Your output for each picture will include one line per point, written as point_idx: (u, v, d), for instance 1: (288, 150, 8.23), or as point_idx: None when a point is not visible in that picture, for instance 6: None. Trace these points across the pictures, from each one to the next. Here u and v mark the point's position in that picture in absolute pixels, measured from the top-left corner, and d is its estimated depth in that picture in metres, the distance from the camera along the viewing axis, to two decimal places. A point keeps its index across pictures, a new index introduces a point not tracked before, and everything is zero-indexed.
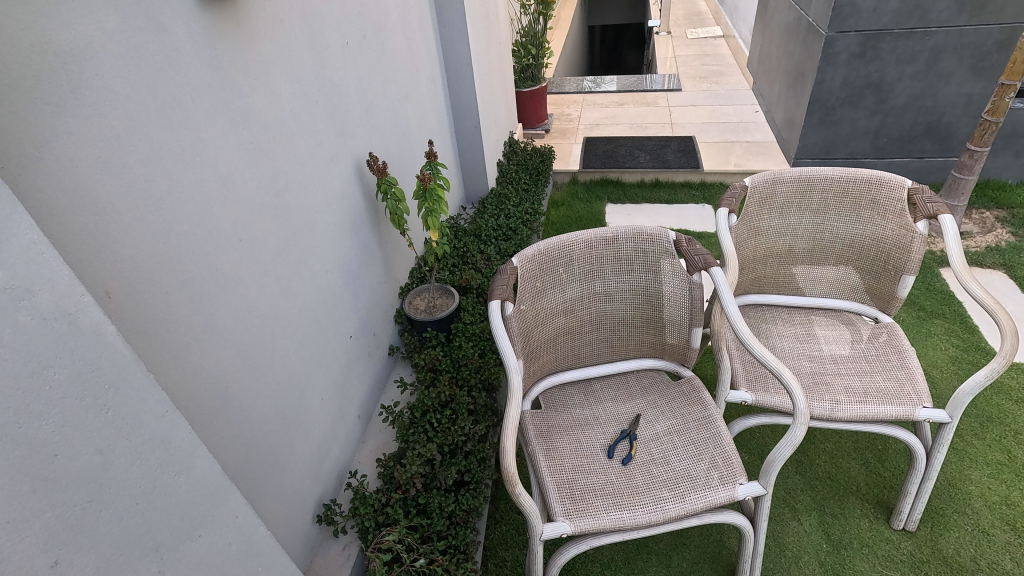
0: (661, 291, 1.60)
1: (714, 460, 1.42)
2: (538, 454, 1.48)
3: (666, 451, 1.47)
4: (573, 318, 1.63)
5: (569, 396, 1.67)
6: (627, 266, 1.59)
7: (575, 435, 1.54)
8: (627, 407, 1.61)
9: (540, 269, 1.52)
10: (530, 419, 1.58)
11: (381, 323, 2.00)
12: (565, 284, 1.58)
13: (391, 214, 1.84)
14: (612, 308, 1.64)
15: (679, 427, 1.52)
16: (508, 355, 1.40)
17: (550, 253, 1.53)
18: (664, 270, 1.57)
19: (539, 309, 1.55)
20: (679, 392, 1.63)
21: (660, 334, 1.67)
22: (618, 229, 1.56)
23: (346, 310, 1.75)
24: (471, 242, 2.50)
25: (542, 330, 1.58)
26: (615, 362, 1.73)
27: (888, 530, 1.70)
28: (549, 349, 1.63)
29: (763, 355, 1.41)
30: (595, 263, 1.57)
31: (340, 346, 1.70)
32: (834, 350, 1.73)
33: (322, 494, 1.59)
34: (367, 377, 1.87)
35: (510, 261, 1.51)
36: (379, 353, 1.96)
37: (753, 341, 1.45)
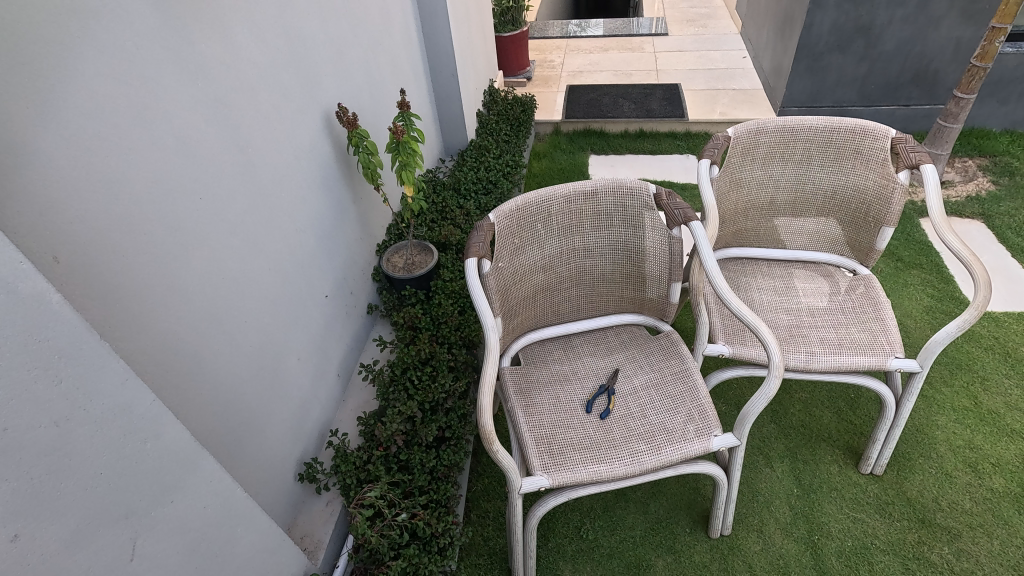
0: (641, 245, 1.58)
1: (690, 413, 1.44)
2: (517, 410, 1.49)
3: (643, 405, 1.48)
4: (553, 274, 1.61)
5: (549, 352, 1.67)
6: (607, 221, 1.56)
7: (553, 390, 1.55)
8: (606, 362, 1.62)
9: (518, 225, 1.50)
10: (509, 376, 1.58)
11: (359, 281, 1.95)
12: (544, 240, 1.55)
13: (363, 169, 1.76)
14: (591, 264, 1.62)
15: (657, 381, 1.53)
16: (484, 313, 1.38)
17: (527, 208, 1.50)
18: (644, 224, 1.55)
19: (517, 266, 1.53)
20: (657, 345, 1.63)
21: (640, 288, 1.65)
22: (597, 182, 1.53)
23: (321, 269, 1.70)
24: (450, 196, 2.43)
25: (521, 287, 1.56)
26: (595, 318, 1.72)
27: (856, 474, 1.77)
28: (529, 306, 1.62)
29: (740, 309, 1.41)
30: (575, 218, 1.55)
31: (316, 307, 1.66)
32: (810, 303, 1.74)
33: (304, 453, 1.59)
34: (346, 338, 1.84)
35: (487, 216, 1.48)
36: (358, 312, 1.93)
37: (731, 296, 1.44)
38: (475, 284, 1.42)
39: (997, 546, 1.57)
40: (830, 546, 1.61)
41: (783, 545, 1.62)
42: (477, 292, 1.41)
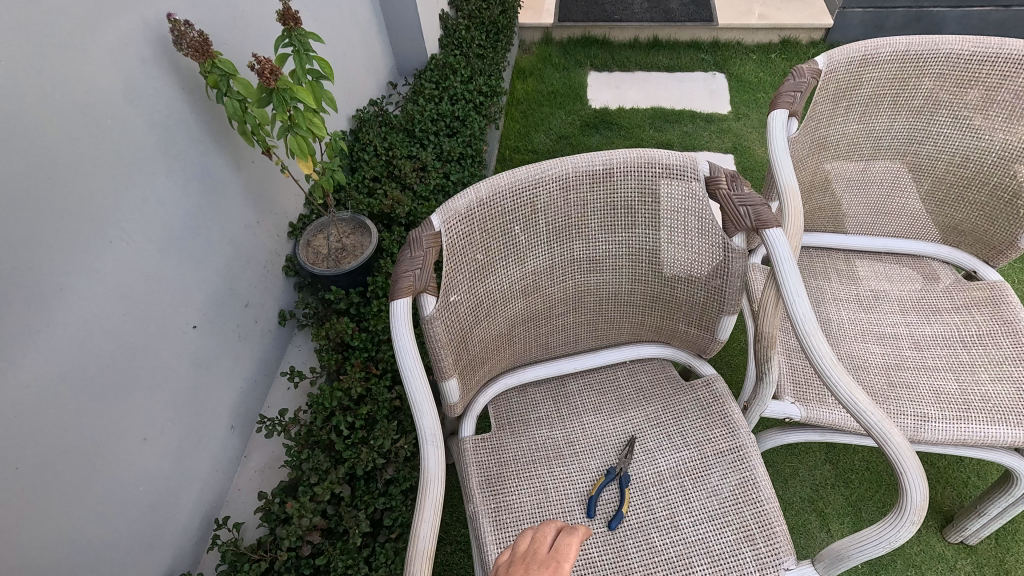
0: (677, 256, 1.01)
1: (746, 527, 0.94)
2: (483, 516, 0.99)
3: (673, 507, 0.98)
4: (540, 300, 1.04)
5: (533, 405, 1.14)
6: (625, 219, 0.98)
7: (539, 476, 1.04)
8: (617, 425, 1.10)
9: (479, 234, 0.93)
10: (472, 452, 1.06)
11: (263, 284, 1.35)
12: (524, 251, 0.97)
13: (241, 127, 1.07)
14: (598, 282, 1.05)
15: (693, 464, 1.02)
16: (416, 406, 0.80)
17: (494, 205, 0.92)
18: (684, 225, 0.98)
19: (481, 295, 0.97)
20: (692, 399, 1.10)
21: (672, 315, 1.09)
22: (612, 158, 0.93)
23: (185, 287, 1.09)
24: (400, 140, 1.77)
25: (487, 325, 1.01)
26: (602, 352, 1.17)
27: (940, 543, 1.33)
28: (502, 346, 1.07)
29: (852, 399, 0.81)
30: (574, 216, 0.96)
31: (177, 348, 1.08)
32: (911, 326, 1.20)
33: (178, 561, 1.09)
34: (244, 372, 1.27)
35: (428, 220, 0.89)
36: (264, 328, 1.35)
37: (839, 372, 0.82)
38: (409, 352, 0.82)
39: None
40: None
41: None
42: (409, 366, 0.81)
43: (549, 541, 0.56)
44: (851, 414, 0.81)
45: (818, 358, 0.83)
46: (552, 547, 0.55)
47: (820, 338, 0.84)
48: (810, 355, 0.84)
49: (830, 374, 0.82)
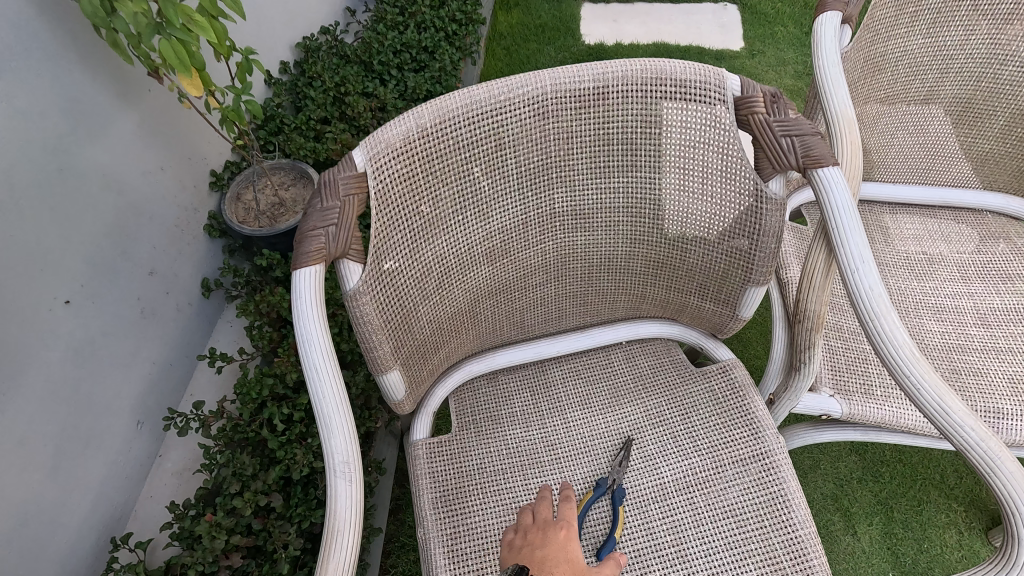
0: (691, 206, 0.77)
1: (774, 559, 0.74)
2: (437, 546, 0.77)
3: (681, 531, 0.77)
4: (511, 266, 0.80)
5: (505, 397, 0.91)
6: (623, 156, 0.74)
7: (510, 491, 0.82)
8: (610, 423, 0.87)
9: (424, 176, 0.67)
10: (426, 459, 0.84)
11: (177, 247, 1.10)
12: (489, 200, 0.73)
13: (120, 51, 0.81)
14: (587, 243, 0.81)
15: (705, 476, 0.81)
16: (322, 419, 0.56)
17: (444, 135, 0.67)
18: (702, 164, 0.73)
19: (429, 261, 0.73)
20: (704, 390, 0.88)
21: (681, 285, 0.85)
22: (606, 71, 0.68)
23: (47, 250, 0.84)
24: (356, 74, 1.48)
25: (441, 300, 0.77)
26: (593, 331, 0.93)
27: (985, 547, 1.14)
28: (465, 327, 0.83)
29: (946, 405, 0.56)
30: (555, 152, 0.72)
31: (42, 330, 0.83)
32: (975, 298, 0.97)
33: None
34: (154, 355, 1.04)
35: (350, 155, 0.64)
36: (181, 301, 1.10)
37: (927, 371, 0.57)
38: (317, 343, 0.58)
39: None
40: None
41: None
42: (315, 364, 0.57)
43: (553, 507, 0.68)
44: (943, 435, 0.57)
45: (895, 354, 0.58)
46: (557, 510, 0.68)
47: (897, 325, 0.59)
48: (881, 349, 0.59)
49: (912, 377, 0.57)
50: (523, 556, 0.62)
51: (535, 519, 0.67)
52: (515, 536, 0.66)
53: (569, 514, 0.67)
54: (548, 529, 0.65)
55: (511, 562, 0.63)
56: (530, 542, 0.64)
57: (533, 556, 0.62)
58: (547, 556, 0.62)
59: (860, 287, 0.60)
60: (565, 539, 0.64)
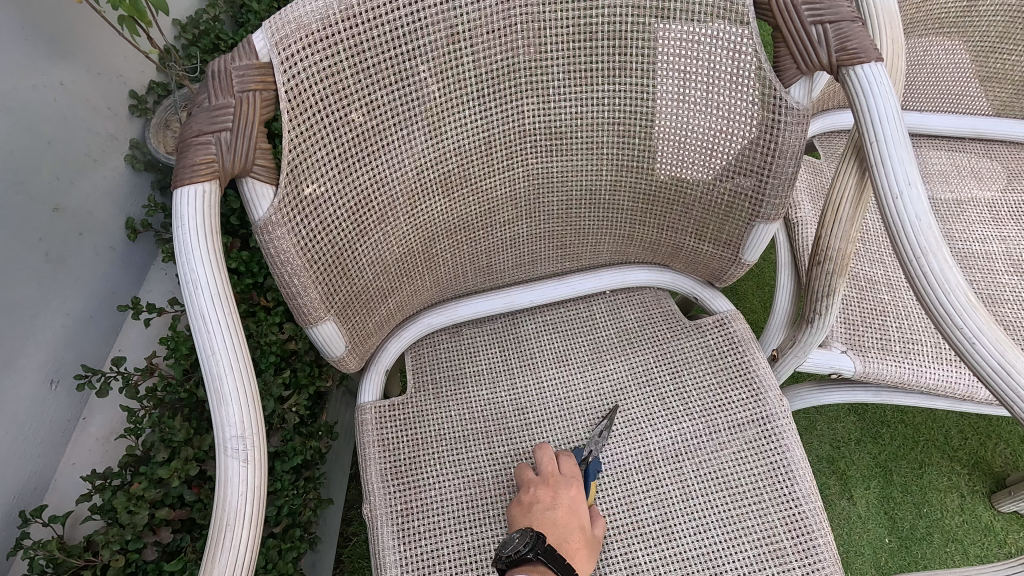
0: (692, 121, 0.63)
1: (773, 537, 0.64)
2: (384, 524, 0.66)
3: (669, 506, 0.67)
4: (473, 198, 0.66)
5: (470, 354, 0.79)
6: (608, 54, 0.59)
7: (471, 460, 0.70)
8: (589, 383, 0.76)
9: (352, 74, 0.53)
10: (375, 423, 0.72)
11: (91, 179, 0.94)
12: (441, 110, 0.58)
13: None
14: (565, 170, 0.67)
15: (696, 444, 0.70)
16: (212, 384, 0.43)
17: (377, 18, 0.51)
18: (707, 65, 0.59)
19: (367, 189, 0.59)
20: (698, 346, 0.76)
21: (676, 223, 0.72)
22: None
23: None
24: None
25: (385, 237, 0.63)
26: (572, 279, 0.81)
27: (987, 512, 1.07)
28: (418, 271, 0.69)
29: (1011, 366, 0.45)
30: (522, 45, 0.57)
31: None
32: (1007, 242, 0.85)
33: None
34: (66, 305, 0.89)
35: (248, 38, 0.48)
36: (99, 243, 0.95)
37: (986, 322, 0.46)
38: (206, 285, 0.44)
39: None
40: None
41: None
42: (204, 312, 0.44)
43: (556, 462, 0.67)
44: (999, 401, 0.46)
45: (943, 302, 0.46)
46: (561, 465, 0.67)
47: (949, 265, 0.47)
48: (925, 296, 0.47)
49: (964, 330, 0.46)
50: (534, 518, 0.61)
51: (540, 475, 0.66)
52: (520, 494, 0.64)
53: (575, 471, 0.66)
54: (557, 487, 0.64)
55: (521, 521, 0.62)
56: (539, 499, 0.63)
57: (545, 519, 0.61)
58: (560, 521, 0.61)
59: (904, 219, 0.48)
60: (576, 498, 0.63)
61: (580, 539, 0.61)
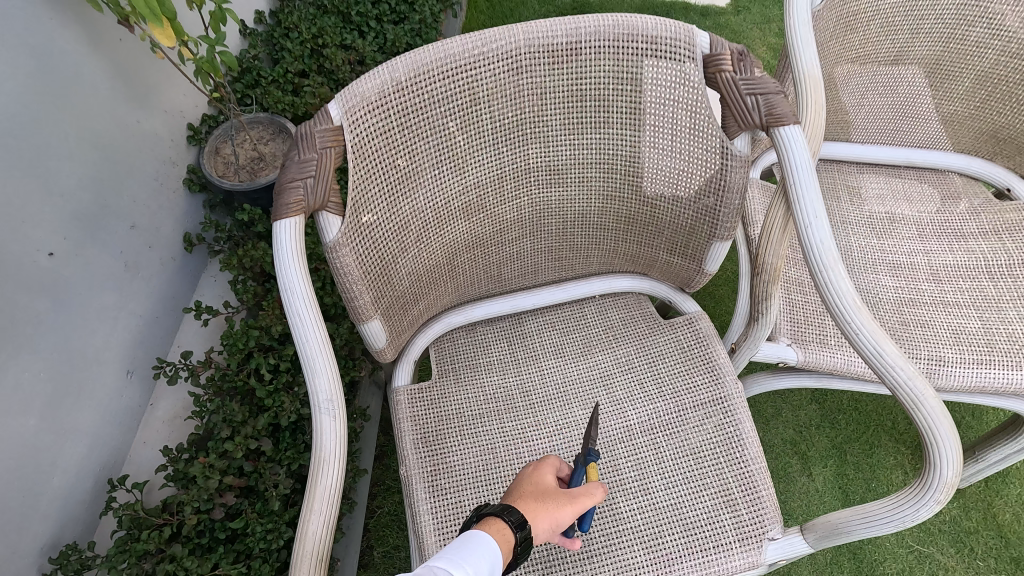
0: (662, 162, 0.79)
1: (727, 491, 0.80)
2: (417, 483, 0.83)
3: (645, 468, 0.83)
4: (488, 221, 0.83)
5: (483, 348, 0.95)
6: (595, 112, 0.75)
7: (486, 433, 0.87)
8: (581, 371, 0.92)
9: (399, 129, 0.69)
10: (407, 404, 0.89)
11: (158, 201, 1.10)
12: (465, 155, 0.75)
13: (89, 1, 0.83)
14: (562, 199, 0.84)
15: (667, 419, 0.86)
16: (307, 363, 0.60)
17: (419, 88, 0.68)
18: (672, 121, 0.75)
19: (407, 215, 0.75)
20: (671, 341, 0.93)
21: (652, 240, 0.89)
22: (579, 25, 0.69)
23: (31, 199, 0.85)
24: (333, 25, 1.45)
25: (419, 253, 0.79)
26: (567, 286, 0.97)
27: None
28: (443, 280, 0.86)
29: (883, 350, 0.62)
30: (528, 106, 0.74)
31: (27, 280, 0.85)
32: (930, 255, 1.02)
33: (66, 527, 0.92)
34: (139, 308, 1.05)
35: (326, 107, 0.65)
36: (165, 255, 1.11)
37: (865, 318, 0.63)
38: (300, 292, 0.61)
39: None
40: None
41: None
42: (299, 312, 0.60)
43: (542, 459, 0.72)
44: (878, 376, 0.62)
45: (838, 304, 0.63)
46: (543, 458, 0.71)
47: (843, 276, 0.64)
48: (828, 299, 0.64)
49: (853, 324, 0.63)
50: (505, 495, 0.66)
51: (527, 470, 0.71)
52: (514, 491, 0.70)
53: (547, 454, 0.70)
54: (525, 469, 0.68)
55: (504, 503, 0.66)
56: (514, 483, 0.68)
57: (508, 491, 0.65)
58: (514, 486, 0.64)
59: (812, 242, 0.65)
60: (534, 468, 0.67)
61: (531, 492, 0.63)
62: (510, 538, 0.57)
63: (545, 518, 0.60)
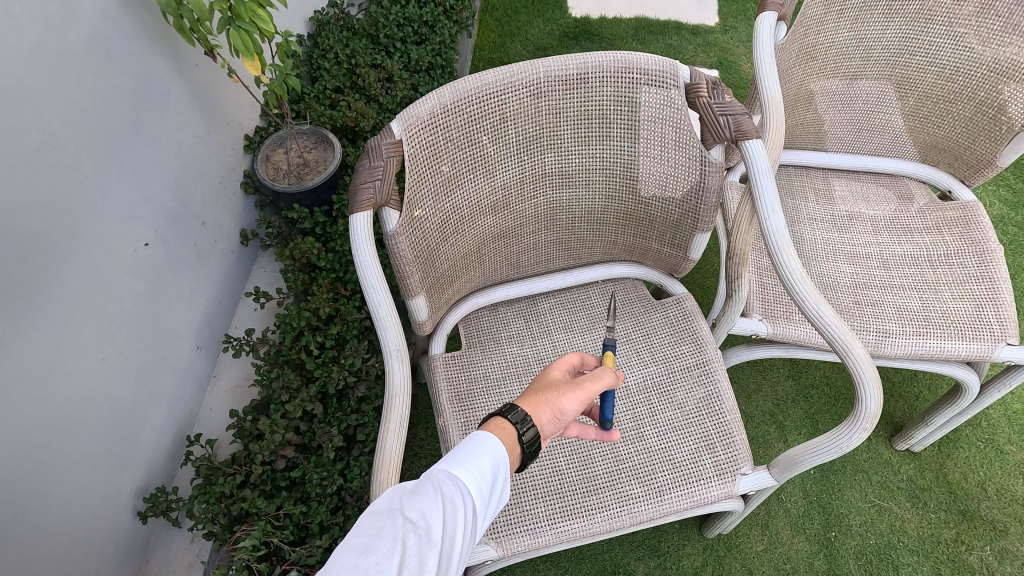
0: (654, 169, 0.97)
1: (707, 436, 0.98)
2: (453, 432, 1.00)
3: (640, 419, 1.01)
4: (511, 217, 1.01)
5: (504, 325, 1.13)
6: (599, 129, 0.93)
7: (508, 393, 1.05)
8: (587, 343, 1.10)
9: (445, 142, 0.87)
10: (442, 369, 1.06)
11: (221, 201, 1.28)
12: (495, 163, 0.93)
13: (184, 36, 1.00)
14: (572, 200, 1.02)
15: (659, 380, 1.04)
16: (380, 323, 0.78)
17: (461, 109, 0.86)
18: (661, 137, 0.93)
19: (448, 211, 0.93)
20: (662, 317, 1.11)
21: (646, 234, 1.07)
22: (587, 61, 0.87)
23: (133, 199, 1.02)
24: (363, 46, 1.63)
25: (455, 242, 0.97)
26: (574, 272, 1.15)
27: (887, 450, 1.42)
28: (473, 266, 1.04)
29: (819, 310, 0.82)
30: (546, 125, 0.92)
31: (129, 266, 1.02)
32: (882, 246, 1.20)
33: (153, 476, 1.09)
34: (208, 293, 1.23)
35: (390, 126, 0.83)
36: (226, 248, 1.29)
37: (806, 287, 0.83)
38: (373, 268, 0.79)
39: None
40: (848, 545, 1.31)
41: (792, 545, 1.31)
42: (372, 284, 0.78)
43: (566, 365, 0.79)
44: (818, 331, 0.82)
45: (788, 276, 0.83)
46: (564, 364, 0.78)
47: (790, 254, 0.84)
48: (780, 273, 0.84)
49: (799, 292, 0.83)
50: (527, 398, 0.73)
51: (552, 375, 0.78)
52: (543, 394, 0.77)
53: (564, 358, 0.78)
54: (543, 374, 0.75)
55: None
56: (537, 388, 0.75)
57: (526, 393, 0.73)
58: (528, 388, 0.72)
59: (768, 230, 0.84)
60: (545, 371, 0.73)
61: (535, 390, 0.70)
62: (506, 428, 0.64)
63: (542, 408, 0.66)
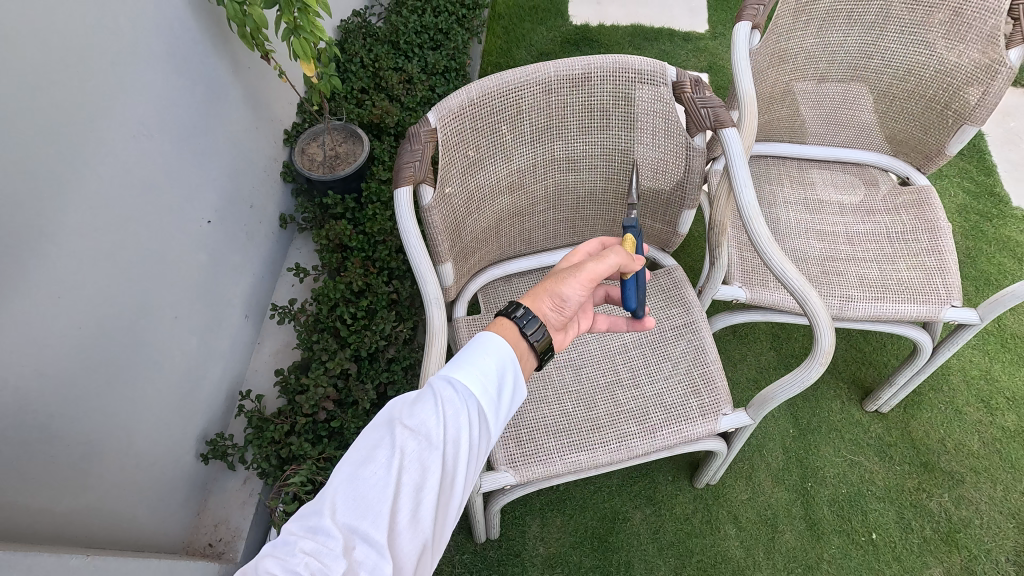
0: (647, 155, 1.14)
1: (693, 382, 1.14)
2: None
3: (636, 370, 1.17)
4: (524, 197, 1.17)
5: (517, 293, 1.29)
6: (600, 121, 1.10)
7: None
8: None
9: (472, 130, 1.03)
10: (464, 330, 1.22)
11: (265, 188, 1.44)
12: (512, 149, 1.10)
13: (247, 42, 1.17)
14: (577, 182, 1.18)
15: (652, 338, 1.21)
16: (421, 278, 0.95)
17: (485, 103, 1.02)
18: (653, 127, 1.10)
19: (473, 189, 1.09)
20: (654, 285, 1.27)
21: (640, 212, 1.24)
22: (591, 64, 1.04)
23: (200, 183, 1.19)
24: (385, 51, 1.80)
25: (478, 217, 1.14)
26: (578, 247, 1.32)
27: (858, 412, 1.58)
28: (491, 239, 1.20)
29: (782, 265, 1.00)
30: (555, 117, 1.08)
31: (195, 240, 1.18)
32: (848, 226, 1.37)
33: (212, 425, 1.25)
34: (254, 269, 1.39)
35: (426, 116, 0.99)
36: (269, 230, 1.45)
37: (771, 246, 1.01)
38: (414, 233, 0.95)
39: (999, 492, 1.46)
40: (822, 493, 1.47)
41: (773, 493, 1.47)
42: (414, 246, 0.95)
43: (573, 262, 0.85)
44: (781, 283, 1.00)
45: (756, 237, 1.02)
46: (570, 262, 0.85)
47: (756, 220, 1.02)
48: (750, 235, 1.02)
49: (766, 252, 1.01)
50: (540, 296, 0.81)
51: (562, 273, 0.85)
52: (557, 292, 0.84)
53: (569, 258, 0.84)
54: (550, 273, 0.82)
55: None
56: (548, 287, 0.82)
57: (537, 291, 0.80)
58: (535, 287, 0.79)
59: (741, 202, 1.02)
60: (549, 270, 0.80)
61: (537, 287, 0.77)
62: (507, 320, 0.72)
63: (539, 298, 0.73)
